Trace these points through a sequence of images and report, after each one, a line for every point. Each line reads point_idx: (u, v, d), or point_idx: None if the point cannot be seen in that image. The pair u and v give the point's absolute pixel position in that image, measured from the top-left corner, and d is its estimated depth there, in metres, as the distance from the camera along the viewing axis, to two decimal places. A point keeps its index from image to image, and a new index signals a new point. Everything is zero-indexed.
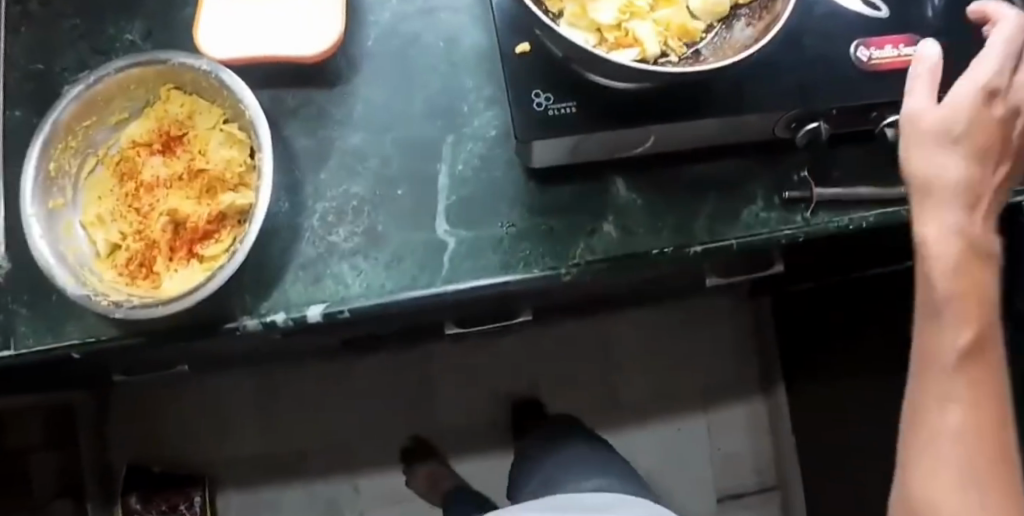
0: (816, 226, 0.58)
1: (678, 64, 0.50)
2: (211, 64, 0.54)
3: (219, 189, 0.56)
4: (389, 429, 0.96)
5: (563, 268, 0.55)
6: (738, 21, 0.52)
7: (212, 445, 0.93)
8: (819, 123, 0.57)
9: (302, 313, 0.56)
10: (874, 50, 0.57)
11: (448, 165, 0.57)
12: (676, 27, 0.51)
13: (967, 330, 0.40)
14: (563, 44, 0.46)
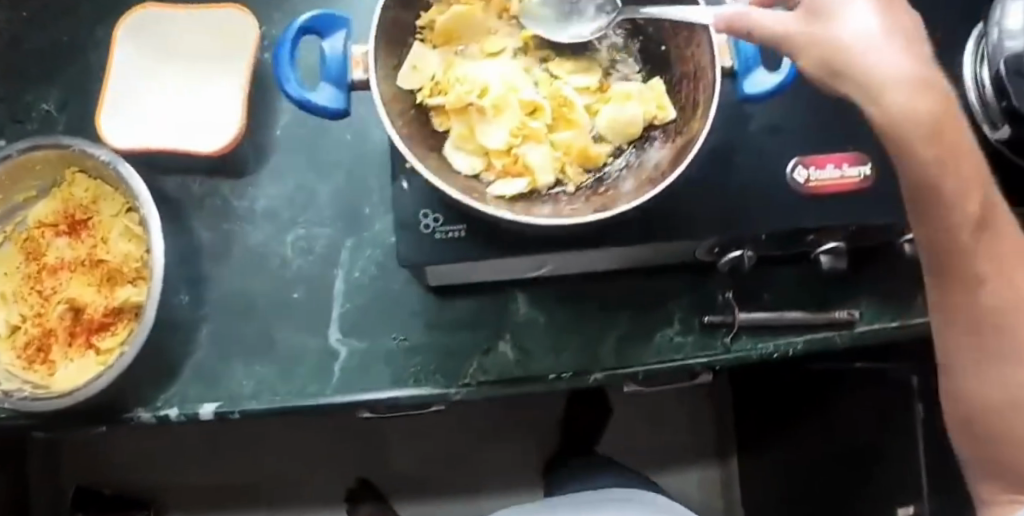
0: (734, 353, 0.57)
1: (572, 194, 0.46)
2: (109, 155, 0.53)
3: (118, 281, 0.55)
4: (336, 470, 0.96)
5: (453, 388, 0.55)
6: (651, 144, 0.48)
7: (159, 476, 0.94)
8: (743, 250, 0.54)
9: (195, 410, 0.55)
10: (812, 170, 0.53)
11: (344, 270, 0.57)
12: (577, 152, 0.46)
13: (971, 195, 0.33)
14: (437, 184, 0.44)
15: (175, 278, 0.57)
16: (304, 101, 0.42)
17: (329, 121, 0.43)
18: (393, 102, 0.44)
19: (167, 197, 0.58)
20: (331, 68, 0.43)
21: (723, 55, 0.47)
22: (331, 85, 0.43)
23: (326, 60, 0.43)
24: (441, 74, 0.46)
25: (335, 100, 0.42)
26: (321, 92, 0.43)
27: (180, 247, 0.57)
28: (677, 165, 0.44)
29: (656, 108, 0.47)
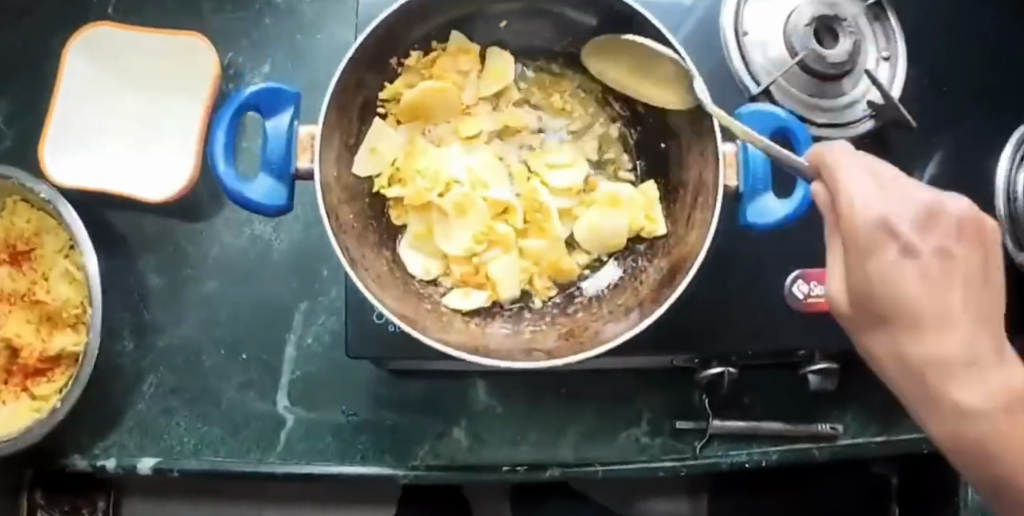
0: (703, 459, 0.54)
1: (540, 312, 0.42)
2: (50, 193, 0.49)
3: (57, 324, 0.52)
4: None
5: (399, 470, 0.53)
6: (633, 259, 0.43)
7: None
8: (724, 367, 0.50)
9: (132, 464, 0.53)
10: (815, 285, 0.48)
11: (296, 335, 0.55)
12: (547, 263, 0.42)
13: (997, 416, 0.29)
14: (390, 292, 0.39)
15: (120, 322, 0.54)
16: (237, 195, 0.37)
17: (267, 217, 0.38)
18: (341, 198, 0.40)
19: (115, 234, 0.54)
20: (272, 156, 0.38)
21: (729, 171, 0.39)
22: (269, 177, 0.38)
23: (268, 143, 0.38)
24: (399, 161, 0.42)
25: (273, 196, 0.38)
26: (259, 184, 0.38)
27: (126, 289, 0.54)
28: (654, 299, 0.40)
29: (645, 220, 0.42)
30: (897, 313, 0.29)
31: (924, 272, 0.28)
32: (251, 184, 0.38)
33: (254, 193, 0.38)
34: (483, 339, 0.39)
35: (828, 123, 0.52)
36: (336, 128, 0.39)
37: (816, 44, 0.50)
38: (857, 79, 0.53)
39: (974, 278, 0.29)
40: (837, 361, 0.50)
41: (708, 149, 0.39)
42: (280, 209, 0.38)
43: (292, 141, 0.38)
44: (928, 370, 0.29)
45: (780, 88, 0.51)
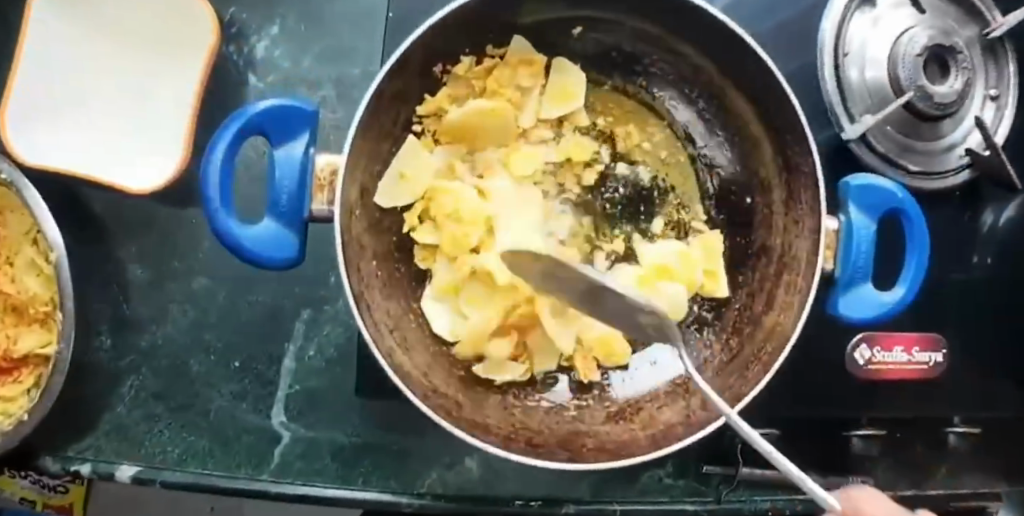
0: (727, 505, 0.49)
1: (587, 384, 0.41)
2: (11, 171, 0.43)
3: (26, 317, 0.47)
4: None
5: (405, 498, 0.48)
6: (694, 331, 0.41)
7: None
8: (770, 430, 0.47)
9: (111, 471, 0.48)
10: (879, 350, 0.47)
11: (297, 346, 0.50)
12: (605, 345, 0.39)
13: None
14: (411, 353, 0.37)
15: (98, 317, 0.50)
16: (234, 242, 0.34)
17: (266, 266, 0.35)
18: (358, 232, 0.36)
19: (96, 220, 0.50)
20: (280, 197, 0.34)
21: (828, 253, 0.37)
22: (274, 220, 0.35)
23: (276, 175, 0.34)
24: (430, 193, 0.39)
25: (275, 246, 0.35)
26: (257, 228, 0.35)
27: (105, 280, 0.50)
28: (722, 391, 0.37)
29: (707, 279, 0.41)
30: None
31: None
32: (249, 227, 0.34)
33: (252, 242, 0.34)
34: (519, 424, 0.37)
35: (922, 170, 0.48)
36: (363, 158, 0.35)
37: (924, 80, 0.46)
38: (961, 124, 0.49)
39: None
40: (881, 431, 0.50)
41: (805, 224, 0.37)
42: (281, 261, 0.35)
43: (304, 181, 0.34)
44: None
45: (877, 128, 0.47)
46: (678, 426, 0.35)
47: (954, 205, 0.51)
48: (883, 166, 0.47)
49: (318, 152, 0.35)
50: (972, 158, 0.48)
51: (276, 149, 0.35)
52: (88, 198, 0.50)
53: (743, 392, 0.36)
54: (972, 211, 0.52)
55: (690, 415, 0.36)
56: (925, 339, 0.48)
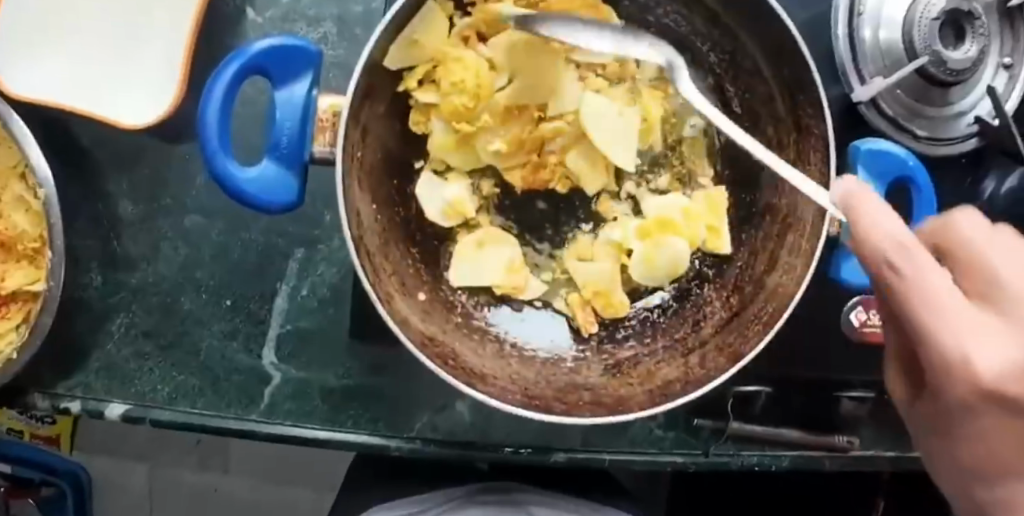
0: (714, 458, 0.50)
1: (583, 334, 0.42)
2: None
3: (14, 254, 0.48)
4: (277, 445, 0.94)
5: (393, 441, 0.48)
6: (693, 290, 0.42)
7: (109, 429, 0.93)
8: (761, 388, 0.50)
9: (100, 409, 0.48)
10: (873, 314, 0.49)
11: (290, 286, 0.49)
12: (601, 295, 0.40)
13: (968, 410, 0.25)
14: (407, 300, 0.37)
15: (88, 254, 0.49)
16: (235, 187, 0.32)
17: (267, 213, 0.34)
18: (358, 176, 0.34)
19: (84, 152, 0.49)
20: (280, 138, 0.33)
21: (834, 219, 0.37)
22: (272, 162, 0.33)
23: (277, 116, 0.33)
24: (439, 57, 0.37)
25: (277, 190, 0.33)
26: (257, 172, 0.33)
27: (95, 218, 0.49)
28: (720, 347, 0.38)
29: (707, 235, 0.41)
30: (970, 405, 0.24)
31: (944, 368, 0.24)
32: (247, 172, 0.33)
33: (253, 187, 0.33)
34: (516, 374, 0.37)
35: (928, 136, 0.47)
36: (367, 100, 0.34)
37: (939, 44, 0.45)
38: (972, 90, 0.48)
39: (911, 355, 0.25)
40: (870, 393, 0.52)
41: (811, 185, 0.37)
42: (282, 205, 0.33)
43: (305, 124, 0.34)
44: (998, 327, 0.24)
45: (887, 91, 0.46)
46: (677, 383, 0.36)
47: (959, 170, 0.51)
48: (890, 130, 0.46)
49: (321, 94, 0.34)
50: (980, 126, 0.47)
51: (276, 91, 0.34)
52: (75, 130, 0.49)
53: (740, 350, 0.36)
54: (976, 178, 0.51)
55: (689, 372, 0.37)
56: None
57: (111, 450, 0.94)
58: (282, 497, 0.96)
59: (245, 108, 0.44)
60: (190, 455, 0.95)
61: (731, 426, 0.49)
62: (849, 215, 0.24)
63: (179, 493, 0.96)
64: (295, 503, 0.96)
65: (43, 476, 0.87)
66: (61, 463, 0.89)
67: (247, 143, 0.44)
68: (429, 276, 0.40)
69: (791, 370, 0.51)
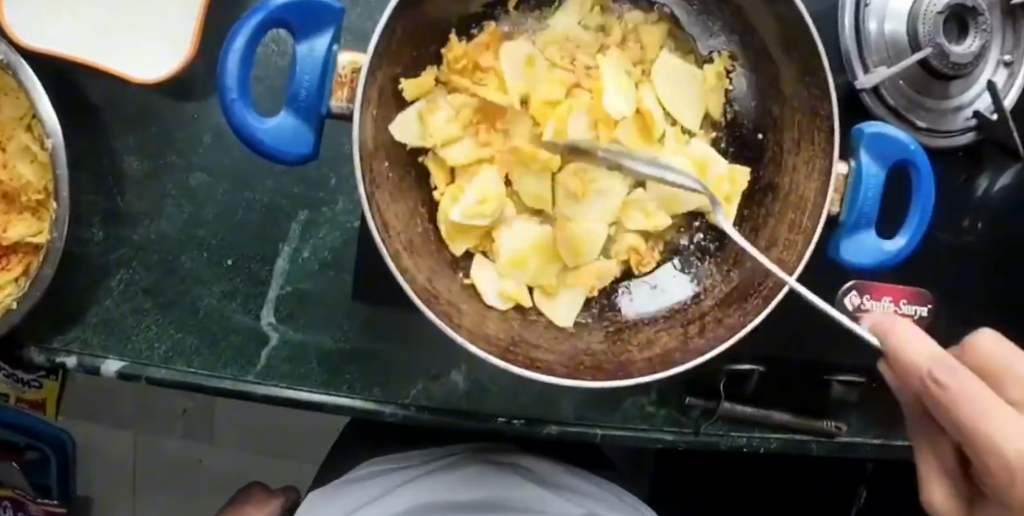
0: (703, 437, 0.51)
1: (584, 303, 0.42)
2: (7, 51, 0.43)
3: (17, 205, 0.48)
4: (264, 416, 0.95)
5: (388, 408, 0.49)
6: (699, 262, 0.43)
7: (97, 391, 0.93)
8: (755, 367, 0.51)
9: (96, 366, 0.49)
10: (869, 299, 0.49)
11: (292, 248, 0.49)
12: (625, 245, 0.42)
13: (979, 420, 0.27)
14: (415, 261, 0.37)
15: (90, 209, 0.49)
16: (252, 137, 0.34)
17: (283, 163, 0.35)
18: (372, 132, 0.35)
19: (90, 106, 0.49)
20: (299, 90, 0.34)
21: (834, 198, 0.38)
22: (292, 115, 0.34)
23: (296, 69, 0.34)
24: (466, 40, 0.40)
25: (293, 140, 0.34)
26: (275, 123, 0.34)
27: (97, 172, 0.49)
28: (719, 318, 0.38)
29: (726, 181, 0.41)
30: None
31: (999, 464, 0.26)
32: (267, 122, 0.34)
33: (271, 137, 0.34)
34: (519, 336, 0.38)
35: (928, 128, 0.48)
36: (388, 59, 0.35)
37: (944, 38, 0.45)
38: (974, 84, 0.48)
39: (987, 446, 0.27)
40: (862, 377, 0.52)
41: (815, 163, 0.37)
42: (298, 156, 0.35)
43: (325, 76, 0.34)
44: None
45: (889, 81, 0.47)
46: (677, 351, 0.37)
47: (956, 163, 0.52)
48: (890, 119, 0.47)
49: (341, 49, 0.34)
50: (978, 121, 0.48)
51: (297, 44, 0.34)
52: (82, 82, 0.49)
53: (740, 321, 0.37)
54: (971, 174, 0.53)
55: (688, 341, 0.38)
56: (913, 291, 0.49)
57: (97, 415, 0.94)
58: (267, 469, 0.96)
59: (265, 71, 0.45)
60: (176, 423, 0.96)
61: (723, 406, 0.50)
62: (884, 342, 0.29)
63: (163, 461, 0.96)
64: (278, 475, 0.96)
65: (28, 441, 0.88)
66: (46, 428, 0.90)
67: (265, 102, 0.45)
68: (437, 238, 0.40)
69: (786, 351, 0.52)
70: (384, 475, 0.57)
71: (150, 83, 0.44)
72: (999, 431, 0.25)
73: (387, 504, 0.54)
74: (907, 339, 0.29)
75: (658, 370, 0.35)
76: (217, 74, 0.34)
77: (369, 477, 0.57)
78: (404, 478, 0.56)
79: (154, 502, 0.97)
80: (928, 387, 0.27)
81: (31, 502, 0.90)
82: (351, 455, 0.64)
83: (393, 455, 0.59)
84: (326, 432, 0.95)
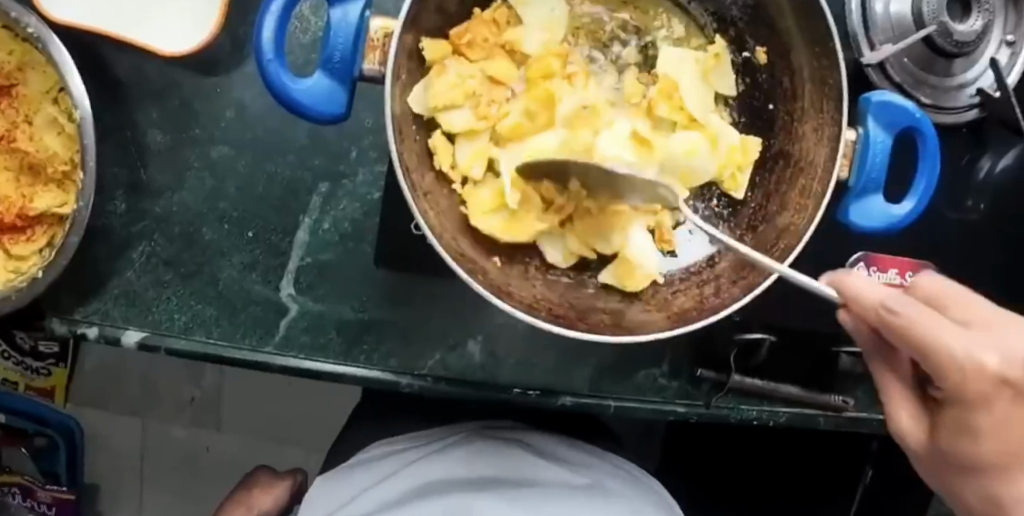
0: (714, 410, 0.52)
1: None
2: (40, 25, 0.44)
3: (42, 177, 0.49)
4: (273, 403, 0.95)
5: (404, 378, 0.50)
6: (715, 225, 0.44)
7: (108, 378, 0.94)
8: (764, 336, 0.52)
9: (117, 336, 0.50)
10: (875, 271, 0.50)
11: (312, 219, 0.50)
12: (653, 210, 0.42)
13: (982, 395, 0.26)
14: (440, 220, 0.38)
15: (114, 181, 0.51)
16: (288, 96, 0.36)
17: (315, 121, 0.37)
18: (401, 95, 0.36)
19: (116, 80, 0.50)
20: (333, 53, 0.36)
21: (845, 165, 0.39)
22: (328, 77, 0.36)
23: (330, 34, 0.36)
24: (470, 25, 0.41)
25: (326, 102, 0.36)
26: (309, 84, 0.36)
27: (122, 145, 0.50)
28: (733, 280, 0.40)
29: (739, 152, 0.42)
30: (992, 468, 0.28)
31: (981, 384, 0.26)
32: (303, 83, 0.36)
33: (304, 97, 0.36)
34: (539, 295, 0.39)
35: (933, 104, 0.49)
36: (417, 25, 0.36)
37: (947, 16, 0.46)
38: (976, 63, 0.49)
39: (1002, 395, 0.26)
40: None
41: (825, 131, 0.38)
42: (330, 117, 0.37)
43: (359, 39, 0.36)
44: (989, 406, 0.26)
45: (894, 58, 0.48)
46: (693, 310, 0.38)
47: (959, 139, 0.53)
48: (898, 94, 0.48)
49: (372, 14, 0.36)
50: (982, 98, 0.49)
51: (332, 10, 0.35)
52: (108, 56, 0.50)
53: (755, 279, 0.38)
54: (972, 155, 0.54)
55: (703, 301, 0.39)
56: (918, 264, 0.51)
57: (106, 402, 0.95)
58: (274, 457, 0.97)
59: (290, 46, 0.46)
60: (184, 410, 0.96)
61: (733, 379, 0.51)
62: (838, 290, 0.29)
63: (172, 448, 0.97)
64: (286, 463, 0.97)
65: (36, 426, 0.88)
66: (55, 416, 0.90)
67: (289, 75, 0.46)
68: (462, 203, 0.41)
69: (795, 324, 0.53)
70: (397, 453, 0.59)
71: (178, 55, 0.45)
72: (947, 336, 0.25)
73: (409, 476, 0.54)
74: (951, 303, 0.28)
75: (674, 328, 0.37)
76: (256, 36, 0.36)
77: (382, 456, 0.59)
78: (417, 455, 0.58)
79: (161, 490, 0.98)
80: (882, 320, 0.26)
81: (42, 488, 0.90)
82: (365, 433, 0.65)
83: (399, 437, 0.62)
84: (333, 419, 0.96)
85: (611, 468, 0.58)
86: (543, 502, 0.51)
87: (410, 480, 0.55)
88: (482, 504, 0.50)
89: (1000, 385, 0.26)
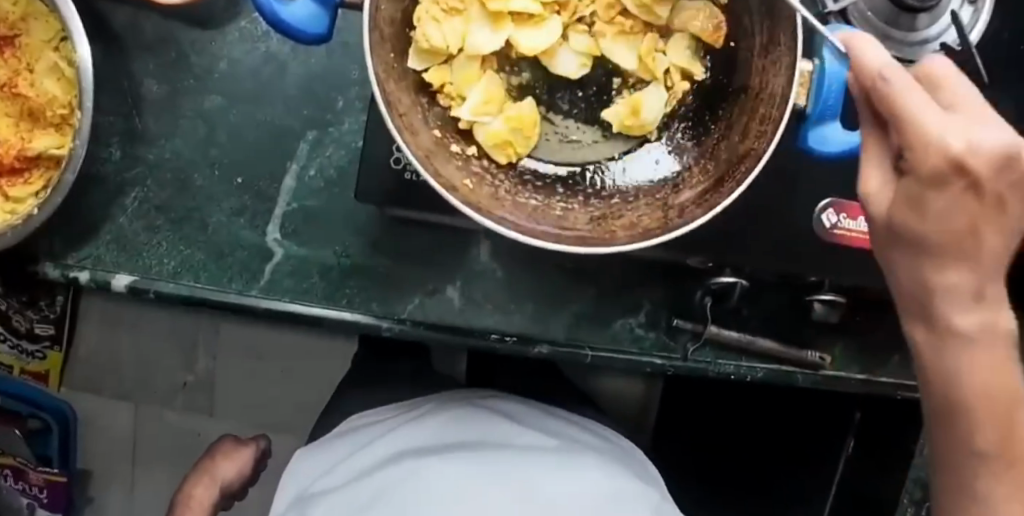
0: (691, 363, 0.52)
1: (571, 192, 0.45)
2: None
3: (40, 122, 0.51)
4: (264, 388, 0.96)
5: (384, 322, 0.51)
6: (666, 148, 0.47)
7: (100, 361, 0.95)
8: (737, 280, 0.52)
9: (107, 279, 0.51)
10: (844, 218, 0.50)
11: (300, 166, 0.52)
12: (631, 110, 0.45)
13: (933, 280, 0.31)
14: (416, 141, 0.39)
15: (110, 129, 0.53)
16: (276, 18, 0.37)
17: (299, 43, 0.39)
18: (381, 23, 0.38)
19: (114, 33, 0.52)
20: None
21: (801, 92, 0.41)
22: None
23: None
24: None
25: (313, 23, 0.39)
26: (296, 8, 0.38)
27: (120, 96, 0.53)
28: (697, 202, 0.41)
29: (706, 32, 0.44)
30: (938, 255, 0.30)
31: (970, 208, 0.29)
32: (289, 6, 0.38)
33: (293, 20, 0.38)
34: (508, 213, 0.40)
35: (898, 57, 0.51)
36: None
37: None
38: (938, 19, 0.51)
39: (989, 211, 0.29)
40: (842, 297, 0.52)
41: (782, 61, 0.39)
42: (315, 37, 0.39)
43: None
44: (921, 273, 0.31)
45: (857, 8, 0.50)
46: (657, 227, 0.40)
47: None
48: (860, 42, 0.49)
49: None
50: (946, 51, 0.51)
51: None
52: (107, 13, 0.52)
53: (715, 201, 0.39)
54: None
55: (666, 223, 0.40)
56: None
57: (98, 386, 0.96)
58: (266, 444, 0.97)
59: None
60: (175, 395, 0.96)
61: (708, 329, 0.51)
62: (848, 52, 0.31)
63: (163, 434, 0.97)
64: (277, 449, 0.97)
65: (30, 410, 0.91)
66: (49, 400, 0.92)
67: None
68: (438, 131, 0.43)
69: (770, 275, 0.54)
70: (379, 422, 0.58)
71: (174, 4, 0.46)
72: (922, 113, 0.27)
73: (378, 448, 0.55)
74: (947, 89, 0.30)
75: (637, 242, 0.38)
76: None
77: (358, 423, 0.60)
78: (392, 422, 0.58)
79: (153, 474, 0.98)
80: (867, 81, 0.29)
81: (32, 470, 0.92)
82: (352, 396, 0.66)
83: (382, 404, 0.62)
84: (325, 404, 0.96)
85: (585, 434, 0.59)
86: (512, 469, 0.50)
87: (377, 452, 0.54)
88: (444, 464, 0.50)
89: (955, 167, 0.27)
